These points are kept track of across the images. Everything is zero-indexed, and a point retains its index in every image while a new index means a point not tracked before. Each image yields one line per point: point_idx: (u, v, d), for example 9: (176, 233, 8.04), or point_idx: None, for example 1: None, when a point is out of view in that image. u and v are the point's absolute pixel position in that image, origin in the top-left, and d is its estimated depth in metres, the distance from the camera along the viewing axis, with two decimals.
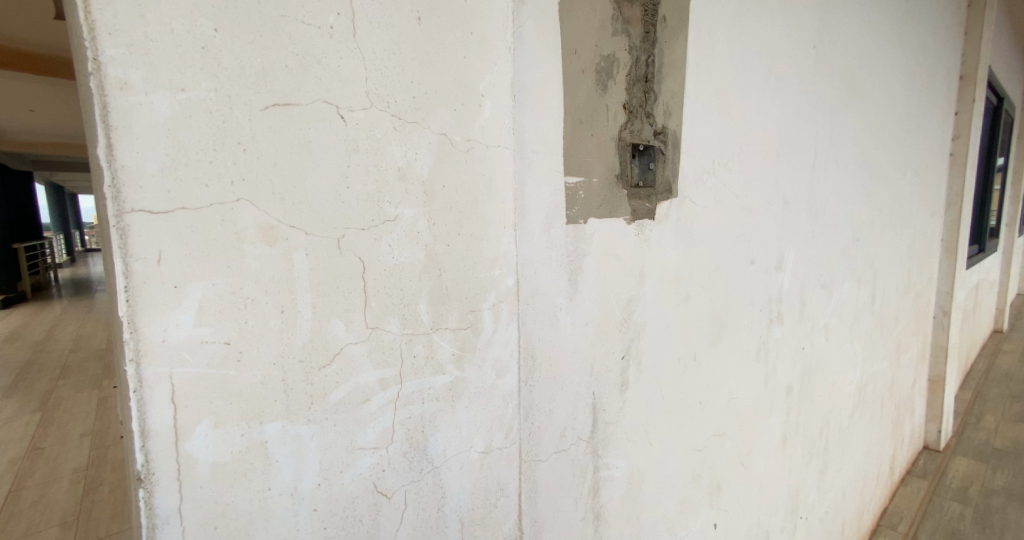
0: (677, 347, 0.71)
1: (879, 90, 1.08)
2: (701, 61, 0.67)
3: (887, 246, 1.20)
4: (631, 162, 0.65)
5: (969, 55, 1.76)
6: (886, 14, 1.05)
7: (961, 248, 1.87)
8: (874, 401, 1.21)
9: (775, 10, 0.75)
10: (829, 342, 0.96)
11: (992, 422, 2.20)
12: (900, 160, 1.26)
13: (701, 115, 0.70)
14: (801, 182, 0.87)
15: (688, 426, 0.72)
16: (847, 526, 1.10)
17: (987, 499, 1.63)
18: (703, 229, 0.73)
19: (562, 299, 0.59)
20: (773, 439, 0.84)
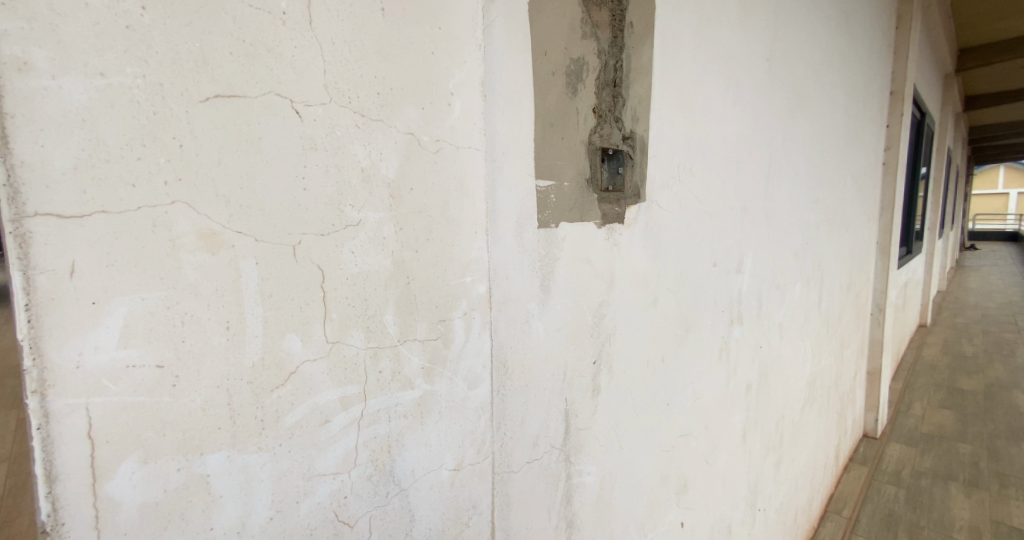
0: (645, 350, 0.72)
1: (824, 103, 1.16)
2: (666, 68, 0.69)
3: (832, 248, 1.29)
4: (601, 166, 0.65)
5: (898, 74, 1.95)
6: (830, 33, 1.13)
7: (892, 250, 2.06)
8: (821, 394, 1.29)
9: (733, 22, 0.79)
10: (783, 340, 1.01)
11: (919, 410, 2.44)
12: (842, 169, 1.36)
13: (666, 120, 0.71)
14: (757, 188, 0.91)
15: (657, 428, 0.74)
16: (799, 514, 1.17)
17: (917, 482, 1.81)
18: (670, 232, 0.74)
19: (535, 305, 0.58)
20: (733, 436, 0.88)
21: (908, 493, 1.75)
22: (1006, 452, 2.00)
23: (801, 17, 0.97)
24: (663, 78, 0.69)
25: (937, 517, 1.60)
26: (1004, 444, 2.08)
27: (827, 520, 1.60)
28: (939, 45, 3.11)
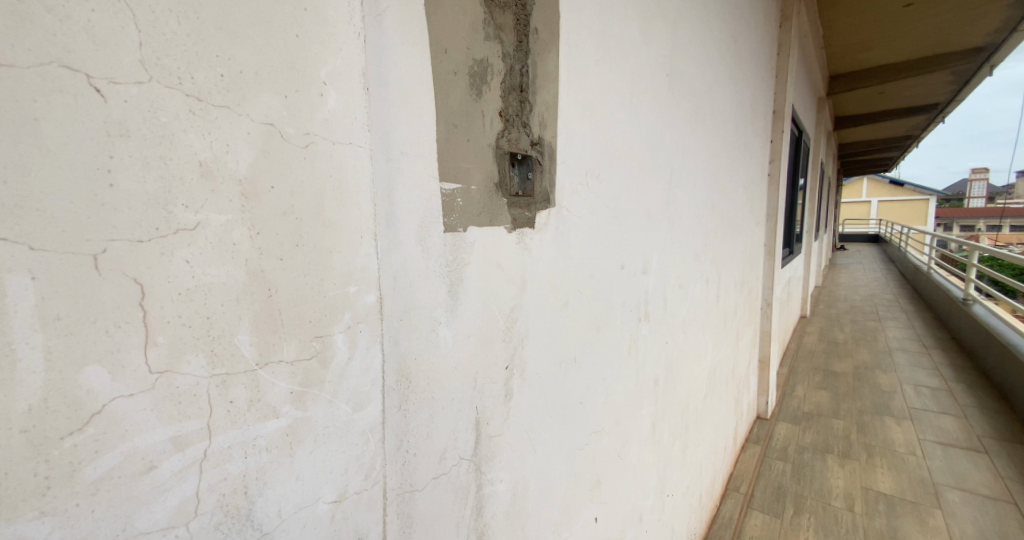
0: (559, 351, 0.73)
1: (718, 118, 1.29)
2: (572, 77, 0.71)
3: (727, 250, 1.44)
4: (511, 170, 0.65)
5: (779, 96, 2.22)
6: (720, 55, 1.25)
7: (777, 251, 2.36)
8: (720, 383, 1.43)
9: (636, 37, 0.83)
10: (686, 335, 1.10)
11: (802, 391, 2.82)
12: (734, 179, 1.52)
13: (574, 128, 0.73)
14: (661, 195, 0.98)
15: (571, 429, 0.75)
16: (703, 495, 1.27)
17: (800, 455, 2.08)
18: (578, 235, 0.77)
19: (442, 312, 0.55)
20: (643, 429, 0.93)
21: (792, 466, 2.00)
22: (865, 424, 2.38)
23: (695, 38, 1.06)
24: (569, 86, 0.71)
25: (814, 486, 1.85)
26: (863, 416, 2.48)
27: (727, 498, 1.78)
28: (812, 73, 3.63)
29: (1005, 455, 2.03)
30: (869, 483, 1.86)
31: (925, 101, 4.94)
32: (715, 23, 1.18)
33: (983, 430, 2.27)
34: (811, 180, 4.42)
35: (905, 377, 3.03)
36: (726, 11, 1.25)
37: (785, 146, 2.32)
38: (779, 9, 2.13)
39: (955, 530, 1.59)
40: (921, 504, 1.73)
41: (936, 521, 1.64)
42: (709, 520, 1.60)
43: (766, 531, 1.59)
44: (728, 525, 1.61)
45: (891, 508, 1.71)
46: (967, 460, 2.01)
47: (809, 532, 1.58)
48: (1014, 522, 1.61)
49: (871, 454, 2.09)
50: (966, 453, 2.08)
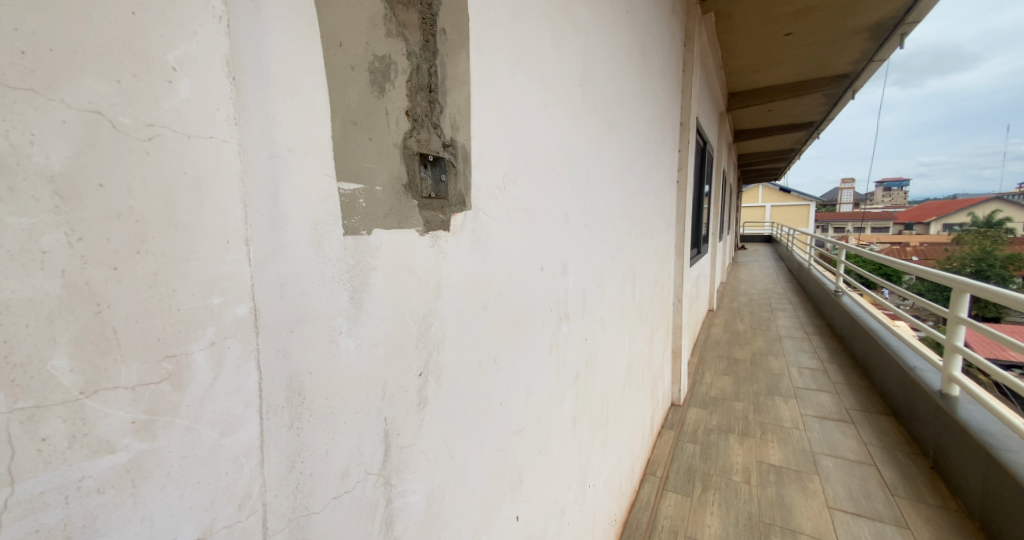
0: (477, 355, 0.73)
1: (630, 127, 1.38)
2: (484, 81, 0.71)
3: (641, 251, 1.55)
4: (421, 172, 0.63)
5: (685, 109, 2.44)
6: (630, 68, 1.34)
7: (686, 250, 2.60)
8: (636, 375, 1.52)
9: (548, 46, 0.86)
10: (605, 332, 1.16)
11: (710, 378, 3.14)
12: (646, 184, 1.63)
13: (487, 131, 0.74)
14: (577, 199, 1.02)
15: (490, 432, 0.75)
16: (623, 482, 1.36)
17: (708, 437, 2.30)
18: (497, 238, 0.78)
19: (343, 321, 0.51)
20: (564, 425, 0.96)
21: (701, 447, 2.20)
22: (760, 404, 2.69)
23: (606, 51, 1.13)
24: (481, 90, 0.71)
25: (719, 463, 2.05)
26: (759, 397, 2.80)
27: (646, 482, 1.90)
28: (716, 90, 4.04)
29: (866, 423, 2.41)
30: (763, 456, 2.11)
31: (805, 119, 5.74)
32: (624, 38, 1.26)
33: (850, 402, 2.67)
34: (715, 186, 4.93)
35: (793, 360, 3.48)
36: (633, 28, 1.34)
37: (691, 155, 2.56)
38: (684, 30, 2.34)
39: (827, 490, 1.84)
40: (802, 472, 1.98)
41: (813, 484, 1.89)
42: (628, 505, 1.69)
43: (677, 511, 1.73)
44: (646, 508, 1.72)
45: (779, 478, 1.94)
46: (837, 431, 2.34)
47: (714, 506, 1.75)
48: (870, 478, 1.92)
49: (765, 430, 2.36)
50: (836, 423, 2.43)
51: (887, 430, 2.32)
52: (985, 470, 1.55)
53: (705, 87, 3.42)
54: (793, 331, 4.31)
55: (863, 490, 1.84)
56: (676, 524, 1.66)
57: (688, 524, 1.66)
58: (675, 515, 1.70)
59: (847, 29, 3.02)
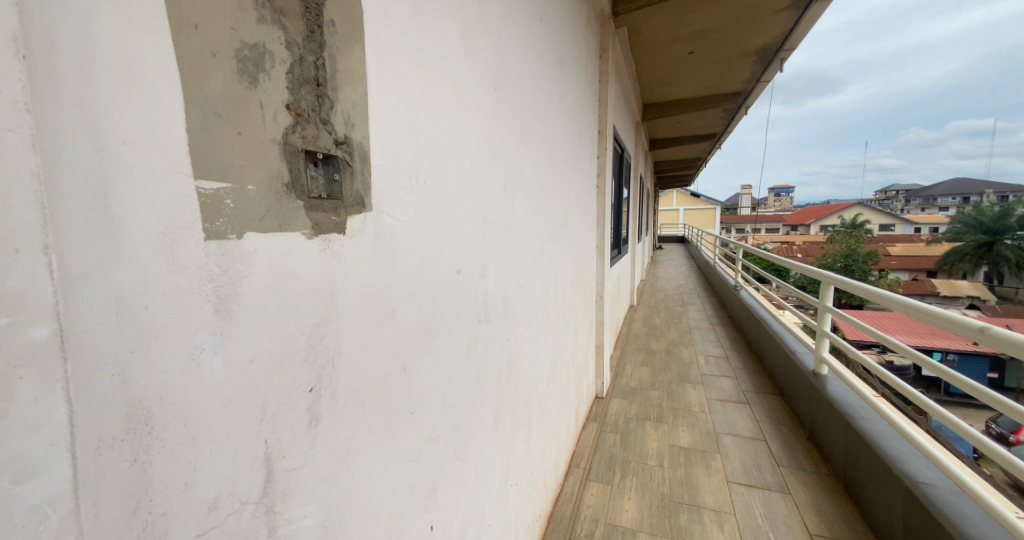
0: (381, 363, 0.69)
1: (548, 132, 1.42)
2: (386, 79, 0.68)
3: (563, 252, 1.62)
4: (309, 171, 0.58)
5: (602, 117, 2.57)
6: (546, 74, 1.38)
7: (606, 251, 2.75)
8: (561, 371, 1.58)
9: (457, 47, 0.85)
10: (527, 332, 1.19)
11: (630, 369, 3.35)
12: (567, 188, 1.70)
13: (392, 130, 0.71)
14: (495, 201, 1.03)
15: (399, 442, 0.72)
16: (548, 475, 1.41)
17: (627, 425, 2.45)
18: (407, 239, 0.75)
19: (205, 337, 0.45)
20: (485, 425, 0.97)
21: (621, 436, 2.34)
22: (672, 391, 2.93)
23: (520, 56, 1.15)
24: (382, 88, 0.68)
25: (636, 450, 2.19)
26: (671, 384, 3.04)
27: (570, 474, 1.98)
28: (632, 101, 4.31)
29: (758, 402, 2.71)
30: (674, 440, 2.29)
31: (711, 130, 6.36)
32: (538, 45, 1.29)
33: (746, 385, 2.99)
34: (634, 192, 5.29)
35: (701, 350, 3.83)
36: (547, 36, 1.38)
37: (609, 161, 2.71)
38: (598, 42, 2.46)
39: (726, 466, 2.04)
40: (706, 451, 2.18)
41: (715, 462, 2.08)
42: (554, 499, 1.75)
43: (599, 499, 1.82)
44: (571, 499, 1.80)
45: (688, 458, 2.12)
46: (735, 411, 2.61)
47: (631, 491, 1.87)
48: (761, 452, 2.15)
49: (676, 415, 2.57)
50: (735, 404, 2.71)
51: (775, 407, 2.63)
52: (847, 437, 1.81)
53: (622, 98, 3.63)
54: (702, 323, 4.75)
55: (755, 462, 2.07)
56: (597, 512, 1.74)
57: (608, 510, 1.75)
58: (596, 503, 1.79)
59: (740, 51, 3.38)
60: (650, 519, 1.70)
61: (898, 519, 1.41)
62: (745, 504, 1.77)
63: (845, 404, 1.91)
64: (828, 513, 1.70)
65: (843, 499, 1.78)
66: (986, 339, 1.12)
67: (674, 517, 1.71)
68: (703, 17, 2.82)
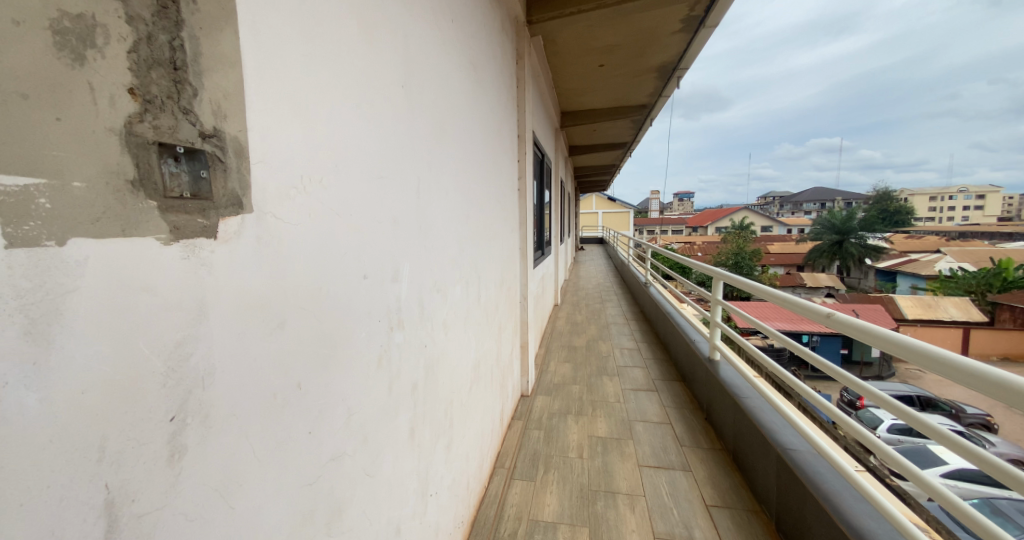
0: (266, 382, 0.62)
1: (461, 135, 1.42)
2: (270, 68, 0.62)
3: (485, 254, 1.71)
4: (164, 166, 0.49)
5: (520, 123, 2.64)
6: (457, 77, 1.38)
7: (528, 252, 2.84)
8: (484, 374, 1.67)
9: (357, 41, 0.81)
10: (449, 336, 1.24)
11: (554, 366, 3.50)
12: (483, 191, 1.73)
13: (280, 124, 0.64)
14: (407, 204, 1.01)
15: (293, 466, 0.66)
16: (473, 477, 1.50)
17: (550, 420, 2.55)
18: (301, 244, 0.68)
19: (15, 371, 0.34)
20: (401, 435, 0.96)
21: (544, 431, 2.42)
22: (592, 384, 3.11)
23: (429, 57, 1.13)
24: (264, 76, 0.61)
25: (558, 444, 2.28)
26: (591, 377, 3.23)
27: (495, 476, 1.99)
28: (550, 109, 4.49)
29: (665, 389, 2.98)
30: (592, 430, 2.43)
31: (623, 139, 6.90)
32: (448, 48, 1.29)
33: (655, 374, 3.27)
34: (555, 197, 5.53)
35: (616, 344, 4.11)
36: (458, 39, 1.39)
37: (529, 165, 2.80)
38: (513, 49, 2.52)
39: (638, 451, 2.21)
40: (621, 439, 2.34)
41: (628, 447, 2.25)
42: (477, 502, 1.75)
43: (522, 496, 1.86)
44: (495, 500, 1.82)
45: (605, 447, 2.26)
46: (646, 399, 2.83)
47: (553, 485, 1.94)
48: (667, 435, 2.37)
49: (595, 407, 2.73)
50: (645, 393, 2.94)
51: (678, 392, 2.92)
52: (735, 415, 2.05)
53: (540, 104, 3.76)
54: (618, 319, 5.10)
55: (662, 444, 2.27)
56: (520, 509, 1.78)
57: (531, 507, 1.79)
58: (519, 501, 1.82)
59: (643, 68, 3.71)
60: (570, 511, 1.77)
61: (772, 483, 1.63)
62: (654, 485, 1.92)
63: (733, 386, 2.17)
64: (720, 485, 1.91)
65: (733, 470, 2.02)
66: (834, 323, 1.35)
67: (592, 505, 1.80)
68: (611, 33, 3.04)
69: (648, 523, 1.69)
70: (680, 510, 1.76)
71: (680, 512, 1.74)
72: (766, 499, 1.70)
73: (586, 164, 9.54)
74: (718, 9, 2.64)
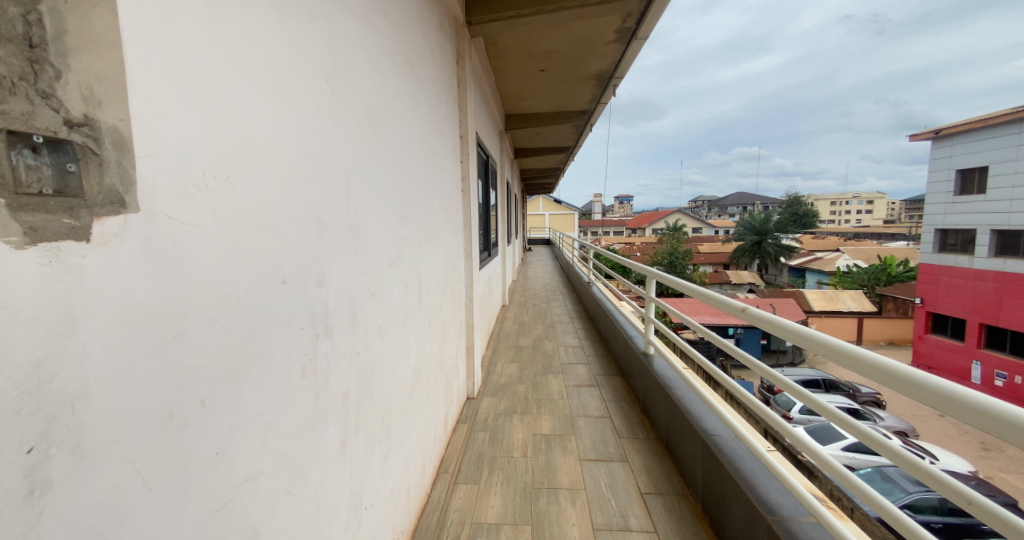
0: (159, 402, 0.54)
1: (393, 134, 1.41)
2: (164, 50, 0.54)
3: (423, 256, 1.78)
4: (13, 156, 0.41)
5: (462, 123, 2.65)
6: (389, 75, 1.36)
7: (473, 254, 2.86)
8: (425, 382, 1.80)
9: (273, 31, 0.76)
10: (385, 341, 1.31)
11: (500, 366, 3.53)
12: (418, 192, 1.73)
13: (180, 114, 0.57)
14: (337, 201, 1.02)
15: (196, 492, 0.59)
16: (412, 486, 1.60)
17: (496, 421, 2.57)
18: (204, 244, 0.61)
19: None
20: (329, 450, 0.95)
21: (490, 433, 2.44)
22: (537, 382, 3.17)
23: (356, 53, 1.11)
24: (157, 58, 0.53)
25: (503, 445, 2.30)
26: (536, 376, 3.29)
27: (438, 482, 1.97)
28: (493, 112, 4.51)
29: (605, 384, 3.11)
30: (536, 428, 2.48)
31: (566, 143, 7.17)
32: (379, 45, 1.27)
33: (596, 369, 3.40)
34: (500, 198, 5.57)
35: (561, 341, 4.23)
36: (391, 36, 1.37)
37: (472, 166, 2.82)
38: (454, 49, 2.51)
39: (579, 446, 2.29)
40: (563, 435, 2.40)
41: (570, 443, 2.32)
42: (419, 511, 1.71)
43: (465, 500, 1.85)
44: (437, 507, 1.79)
45: (548, 444, 2.31)
46: (588, 394, 2.93)
47: (497, 486, 1.95)
48: (607, 428, 2.47)
49: (540, 405, 2.78)
50: (587, 388, 3.04)
51: (617, 386, 3.05)
52: (667, 407, 2.18)
53: (483, 106, 3.76)
54: (563, 317, 5.27)
55: (602, 438, 2.36)
56: (463, 514, 1.76)
57: (474, 511, 1.79)
58: (463, 506, 1.81)
59: (581, 75, 3.86)
60: (513, 511, 1.78)
61: (698, 468, 1.76)
62: (594, 478, 1.99)
63: (665, 378, 2.31)
64: (654, 473, 2.02)
65: (665, 458, 2.15)
66: (747, 316, 1.49)
67: (536, 503, 1.82)
68: (551, 39, 3.13)
69: (588, 515, 1.74)
70: (617, 500, 1.83)
71: (618, 502, 1.81)
72: (694, 483, 1.82)
73: (531, 167, 9.72)
74: (648, 23, 2.82)
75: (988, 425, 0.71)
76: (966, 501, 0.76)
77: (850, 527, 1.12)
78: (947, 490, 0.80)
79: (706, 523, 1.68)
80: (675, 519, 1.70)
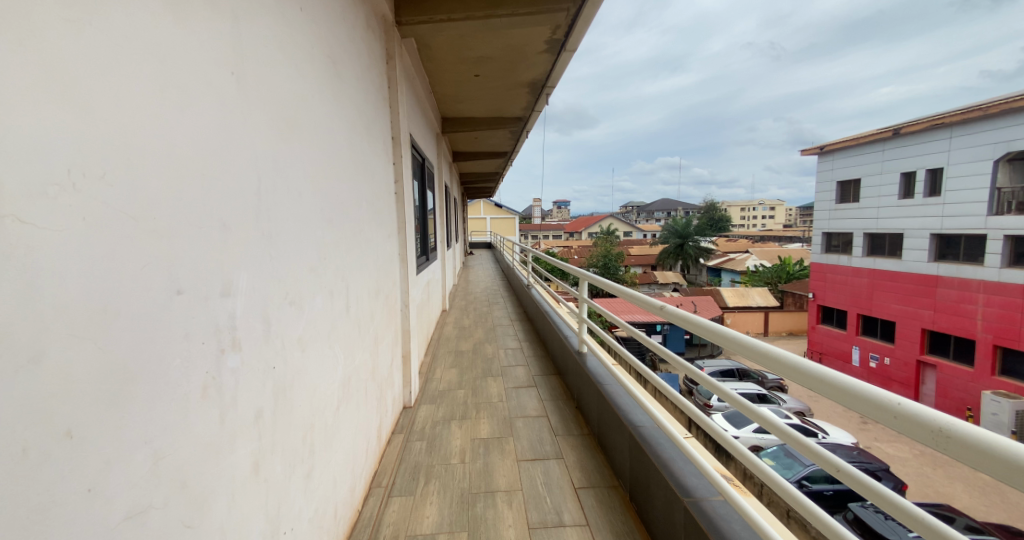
0: (10, 437, 0.45)
1: (312, 135, 1.36)
2: (14, 28, 0.46)
3: (351, 262, 1.75)
4: None
5: (394, 124, 2.59)
6: (305, 72, 1.29)
7: (409, 259, 2.80)
8: (354, 392, 1.76)
9: (161, 17, 0.70)
10: (306, 353, 1.28)
11: (439, 372, 3.49)
12: (343, 196, 1.67)
13: (37, 105, 0.49)
14: (248, 204, 0.98)
15: (60, 536, 0.52)
16: (341, 503, 1.56)
17: (433, 428, 2.54)
18: (73, 253, 0.53)
19: None
20: (238, 474, 0.91)
21: (426, 441, 2.39)
22: (477, 386, 3.17)
23: (265, 49, 1.05)
24: (4, 34, 0.45)
25: (440, 452, 2.27)
26: (476, 380, 3.30)
27: (370, 497, 1.89)
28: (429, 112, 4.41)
29: (543, 384, 3.18)
30: (475, 433, 2.47)
31: (506, 149, 7.29)
32: (292, 40, 1.21)
33: (535, 370, 3.48)
34: (438, 202, 5.46)
35: (502, 344, 4.26)
36: (308, 32, 1.32)
37: (406, 168, 2.76)
38: (383, 49, 2.45)
39: (517, 447, 2.32)
40: (501, 437, 2.43)
41: (507, 445, 2.35)
42: (348, 527, 1.65)
43: (400, 513, 1.80)
44: (369, 523, 1.72)
45: (486, 448, 2.31)
46: (526, 395, 2.98)
47: (433, 495, 1.91)
48: (544, 427, 2.53)
49: (479, 409, 2.78)
50: (526, 389, 3.09)
51: (554, 386, 3.14)
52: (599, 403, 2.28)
53: (419, 109, 3.72)
54: (504, 320, 5.30)
55: (540, 437, 2.42)
56: (397, 527, 1.71)
57: (408, 522, 1.74)
58: (396, 519, 1.76)
59: (516, 82, 3.94)
60: (450, 518, 1.76)
61: (626, 459, 1.85)
62: (530, 478, 2.03)
63: (598, 375, 2.41)
64: (587, 467, 2.10)
65: (597, 452, 2.25)
66: (665, 313, 1.61)
67: (472, 508, 1.81)
68: (482, 44, 3.16)
69: (523, 516, 1.76)
70: (552, 498, 1.88)
71: (552, 499, 1.86)
72: (622, 473, 1.92)
73: (469, 171, 9.73)
74: (575, 36, 2.95)
75: (849, 402, 0.82)
76: (835, 469, 0.88)
77: (752, 501, 1.23)
78: (822, 460, 0.91)
79: (632, 510, 1.78)
80: (605, 510, 1.78)
